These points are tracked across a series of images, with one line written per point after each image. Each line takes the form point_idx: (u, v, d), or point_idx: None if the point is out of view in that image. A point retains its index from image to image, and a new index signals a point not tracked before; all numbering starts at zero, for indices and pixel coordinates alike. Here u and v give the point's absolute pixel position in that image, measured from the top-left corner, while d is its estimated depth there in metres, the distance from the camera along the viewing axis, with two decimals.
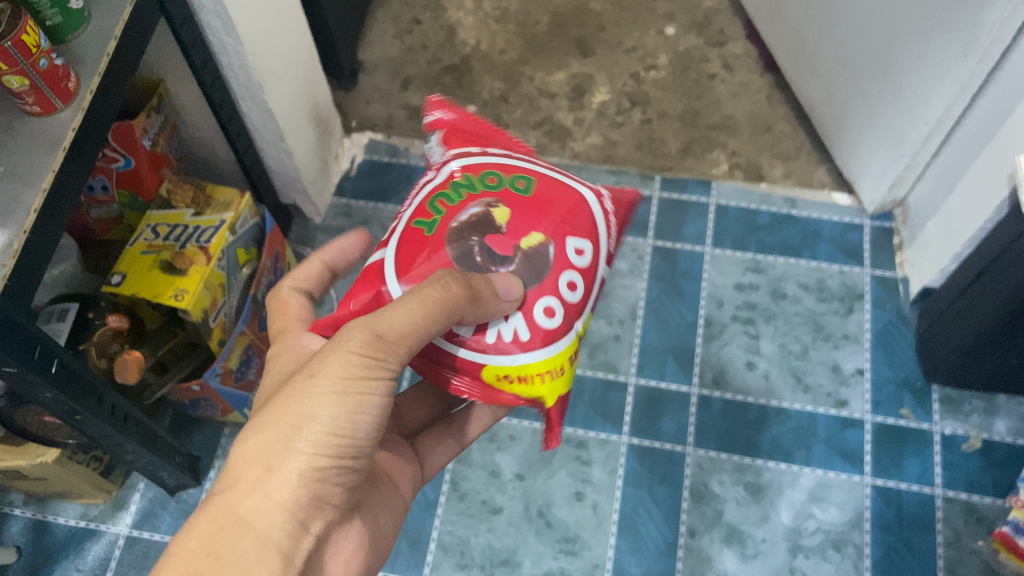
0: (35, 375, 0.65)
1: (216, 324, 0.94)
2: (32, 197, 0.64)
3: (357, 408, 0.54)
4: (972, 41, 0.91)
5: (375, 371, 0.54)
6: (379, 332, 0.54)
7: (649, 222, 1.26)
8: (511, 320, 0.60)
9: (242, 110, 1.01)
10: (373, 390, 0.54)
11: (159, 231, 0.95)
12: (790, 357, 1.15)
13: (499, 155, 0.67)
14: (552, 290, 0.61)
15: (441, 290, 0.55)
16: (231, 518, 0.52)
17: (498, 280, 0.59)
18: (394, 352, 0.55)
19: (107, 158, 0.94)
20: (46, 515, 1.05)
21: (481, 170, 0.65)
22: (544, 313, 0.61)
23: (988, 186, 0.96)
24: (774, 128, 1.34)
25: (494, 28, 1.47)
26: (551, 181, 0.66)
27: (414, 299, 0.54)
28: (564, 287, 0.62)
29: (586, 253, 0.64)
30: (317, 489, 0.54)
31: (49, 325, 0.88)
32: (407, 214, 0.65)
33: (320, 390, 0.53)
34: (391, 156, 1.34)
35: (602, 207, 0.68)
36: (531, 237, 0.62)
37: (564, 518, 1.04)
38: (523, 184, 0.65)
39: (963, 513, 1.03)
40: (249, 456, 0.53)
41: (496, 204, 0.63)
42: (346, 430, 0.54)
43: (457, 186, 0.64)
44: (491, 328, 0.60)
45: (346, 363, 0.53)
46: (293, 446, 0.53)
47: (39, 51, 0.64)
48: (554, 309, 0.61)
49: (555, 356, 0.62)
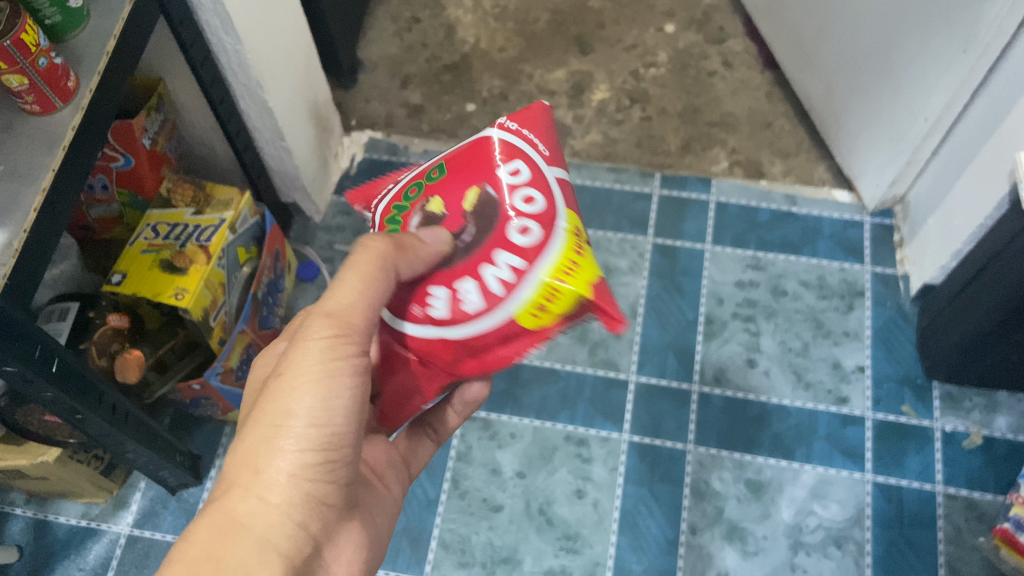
0: (35, 374, 0.65)
1: (216, 323, 0.94)
2: (31, 195, 0.64)
3: (331, 392, 0.55)
4: (972, 36, 0.91)
5: (340, 352, 0.55)
6: (329, 313, 0.56)
7: (650, 219, 1.26)
8: (500, 262, 0.58)
9: (241, 108, 1.01)
10: (342, 370, 0.55)
11: (159, 231, 0.95)
12: (790, 354, 1.15)
13: (408, 175, 0.69)
14: (512, 216, 0.59)
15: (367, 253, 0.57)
16: (229, 522, 0.52)
17: (427, 239, 0.59)
18: (352, 328, 0.57)
19: (107, 157, 0.94)
20: (46, 514, 1.05)
21: (402, 192, 0.67)
22: (520, 231, 0.59)
23: (988, 182, 0.96)
24: (773, 125, 1.34)
25: (493, 26, 1.47)
26: (455, 150, 0.67)
27: (351, 273, 0.57)
28: (518, 201, 0.60)
29: (521, 170, 0.61)
30: (309, 486, 0.54)
31: (49, 324, 0.88)
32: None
33: (292, 385, 0.54)
34: (391, 154, 1.34)
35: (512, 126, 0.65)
36: (468, 196, 0.61)
37: (565, 516, 1.04)
38: (437, 171, 0.65)
39: (964, 509, 1.03)
40: (237, 462, 0.54)
41: (424, 201, 0.64)
42: (325, 419, 0.54)
43: (391, 215, 0.66)
44: (492, 282, 0.58)
45: (309, 349, 0.55)
46: (277, 444, 0.53)
47: (37, 50, 0.64)
48: (525, 226, 0.59)
49: (558, 257, 0.58)
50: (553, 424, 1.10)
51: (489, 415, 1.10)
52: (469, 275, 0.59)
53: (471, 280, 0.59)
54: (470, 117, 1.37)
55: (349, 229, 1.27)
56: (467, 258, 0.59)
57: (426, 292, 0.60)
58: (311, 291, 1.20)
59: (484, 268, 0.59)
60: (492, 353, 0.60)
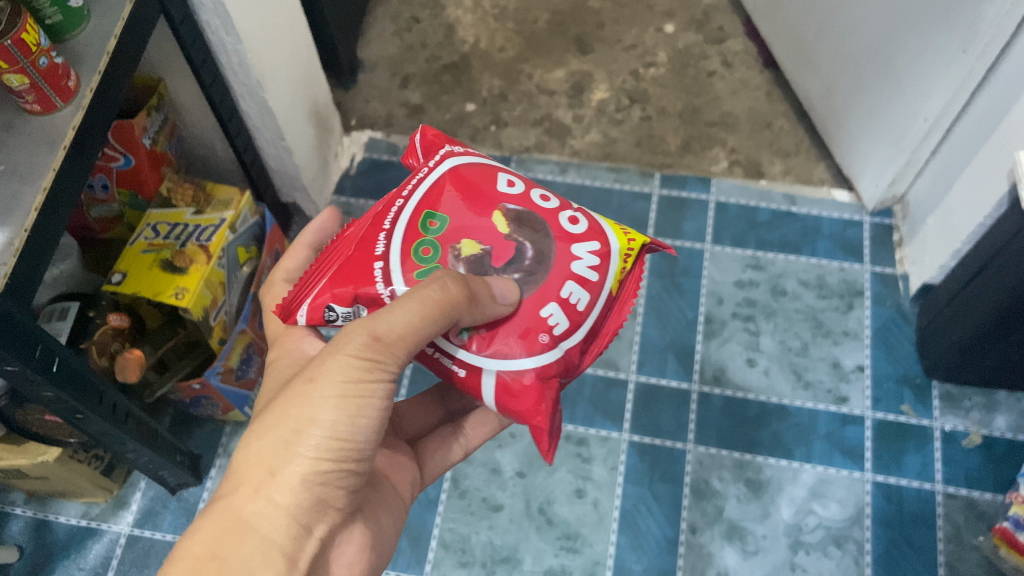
0: (36, 374, 0.65)
1: (216, 323, 0.94)
2: (32, 195, 0.64)
3: (357, 412, 0.54)
4: (971, 36, 0.91)
5: (375, 375, 0.54)
6: (377, 335, 0.54)
7: (649, 219, 1.26)
8: (581, 253, 0.63)
9: (241, 108, 1.01)
10: (372, 394, 0.54)
11: (159, 230, 0.95)
12: (790, 354, 1.15)
13: (383, 231, 0.62)
14: (558, 216, 0.65)
15: (438, 291, 0.55)
16: (235, 521, 0.52)
17: (498, 295, 0.59)
18: (392, 355, 0.54)
19: (108, 157, 0.94)
20: (47, 514, 1.05)
21: (409, 247, 0.61)
22: (574, 220, 0.65)
23: (987, 182, 0.96)
24: (773, 124, 1.34)
25: (493, 26, 1.47)
26: (422, 187, 0.65)
27: (412, 302, 0.55)
28: (542, 202, 0.65)
29: (513, 180, 0.67)
30: (319, 492, 0.54)
31: (50, 324, 0.87)
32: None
33: (321, 395, 0.53)
34: (391, 154, 1.34)
35: (453, 154, 0.69)
36: (498, 219, 0.63)
37: (564, 515, 1.04)
38: (436, 218, 0.63)
39: (964, 509, 1.03)
40: (250, 460, 0.54)
41: (457, 245, 0.62)
42: (347, 433, 0.54)
43: (418, 269, 0.60)
44: (588, 275, 0.63)
45: (345, 366, 0.54)
46: (294, 450, 0.53)
47: (39, 49, 0.64)
48: (569, 217, 0.65)
49: (613, 225, 0.69)
50: None
51: None
52: (570, 277, 0.62)
53: (572, 283, 0.62)
54: (470, 117, 1.37)
55: None
56: (554, 267, 0.62)
57: (542, 314, 0.61)
58: None
59: (575, 259, 0.63)
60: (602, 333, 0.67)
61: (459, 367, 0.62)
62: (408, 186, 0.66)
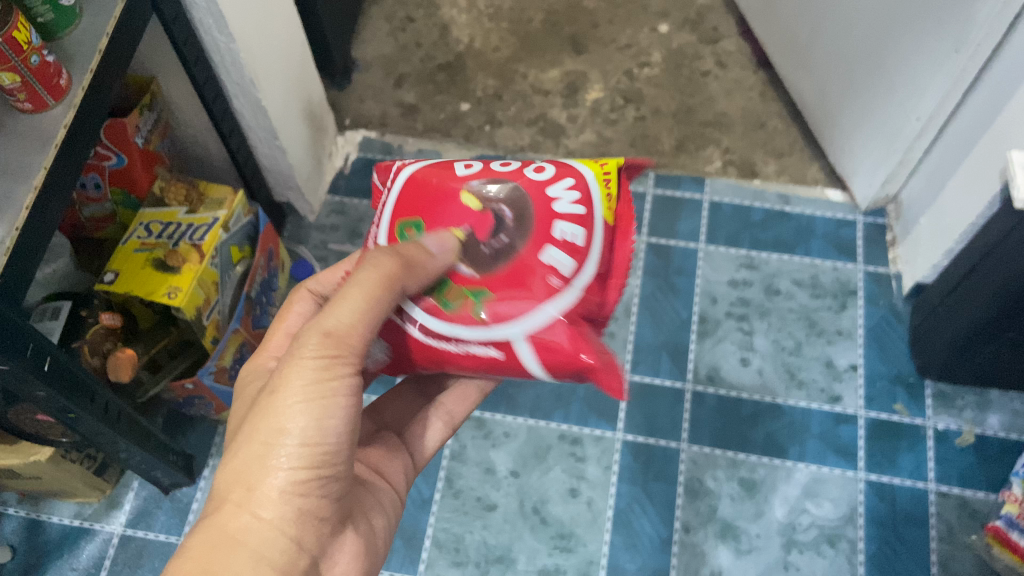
0: (28, 374, 0.64)
1: (209, 322, 0.94)
2: (23, 194, 0.64)
3: (324, 414, 0.54)
4: (964, 36, 0.91)
5: (335, 371, 0.55)
6: (327, 331, 0.55)
7: (643, 219, 1.26)
8: (557, 192, 0.61)
9: (234, 107, 1.01)
10: (337, 393, 0.54)
11: (152, 229, 0.95)
12: (783, 353, 1.15)
13: None
14: (522, 173, 0.63)
15: (372, 269, 0.56)
16: (222, 538, 0.53)
17: (435, 254, 0.58)
18: (348, 348, 0.55)
19: (100, 156, 0.93)
20: (39, 514, 1.05)
21: None
22: (539, 168, 0.63)
23: (980, 182, 0.96)
24: (767, 125, 1.34)
25: (487, 26, 1.47)
26: (391, 207, 0.65)
27: (351, 292, 0.55)
28: (506, 167, 0.64)
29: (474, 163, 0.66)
30: (302, 503, 0.54)
31: (41, 323, 0.85)
32: (426, 325, 0.60)
33: (285, 403, 0.53)
34: (385, 153, 1.33)
35: (412, 167, 0.67)
36: (468, 199, 0.62)
37: (559, 514, 1.04)
38: (411, 225, 0.63)
39: (956, 507, 1.03)
40: (229, 479, 0.54)
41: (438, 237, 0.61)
42: (318, 438, 0.54)
43: None
44: (575, 210, 0.61)
45: (305, 370, 0.54)
46: (269, 462, 0.53)
47: (30, 47, 0.64)
48: (534, 168, 0.64)
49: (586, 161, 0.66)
50: (547, 423, 1.10)
51: (483, 414, 1.10)
52: (555, 221, 0.60)
53: (561, 225, 0.60)
54: (464, 117, 1.37)
55: (343, 228, 1.26)
56: (537, 219, 0.60)
57: (543, 261, 0.59)
58: None
59: (554, 200, 0.61)
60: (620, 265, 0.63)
61: (488, 347, 0.59)
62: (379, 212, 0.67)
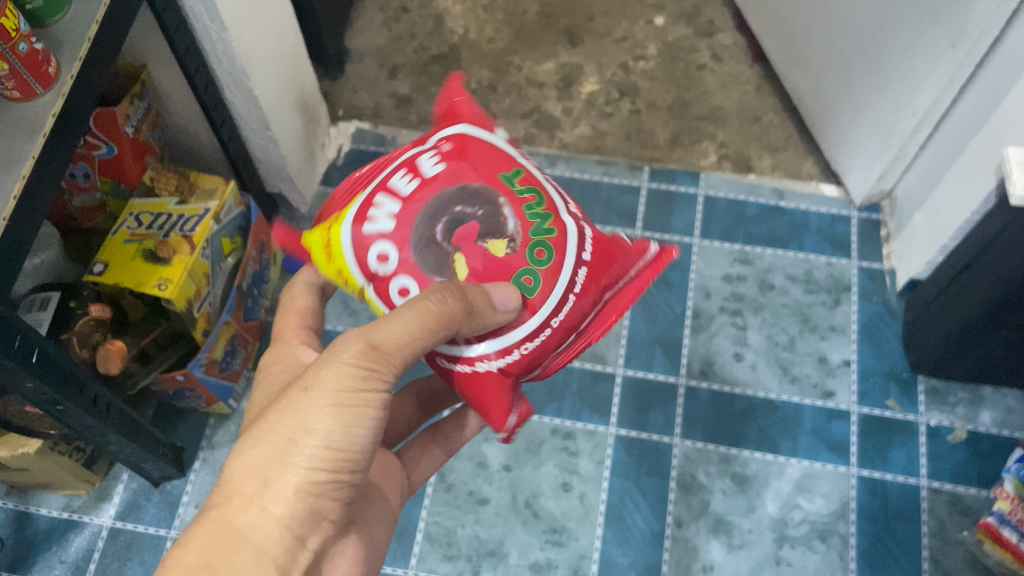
0: (16, 366, 0.64)
1: (200, 314, 0.93)
2: (12, 183, 0.63)
3: (353, 421, 0.54)
4: (961, 32, 0.91)
5: (370, 384, 0.54)
6: (374, 343, 0.54)
7: (638, 213, 1.25)
8: (381, 221, 0.63)
9: (226, 97, 0.99)
10: (368, 404, 0.54)
11: (142, 220, 0.94)
12: (776, 348, 1.15)
13: (574, 281, 0.63)
14: (400, 258, 0.62)
15: (435, 302, 0.56)
16: (228, 532, 0.52)
17: (498, 309, 0.59)
18: (388, 365, 0.55)
19: (89, 145, 0.92)
20: (28, 506, 1.04)
21: (558, 251, 0.63)
22: (379, 252, 0.62)
23: (975, 178, 0.96)
24: (762, 119, 1.34)
25: (482, 17, 1.46)
26: (529, 326, 0.62)
27: (410, 312, 0.56)
28: (401, 272, 0.62)
29: None
30: (313, 503, 0.54)
31: (29, 314, 0.84)
32: (560, 204, 0.67)
33: (315, 404, 0.53)
34: (378, 145, 1.32)
35: (471, 364, 0.63)
36: (461, 265, 0.62)
37: (551, 509, 1.04)
38: (526, 280, 0.62)
39: (948, 503, 1.04)
40: (244, 470, 0.53)
41: (515, 248, 0.62)
42: (342, 443, 0.54)
43: (549, 216, 0.64)
44: (381, 200, 0.64)
45: (341, 375, 0.53)
46: (289, 459, 0.53)
47: (18, 34, 0.63)
48: (380, 256, 0.62)
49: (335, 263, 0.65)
50: (540, 417, 1.09)
51: None
52: (402, 203, 0.63)
53: (401, 190, 0.64)
54: None
55: None
56: (420, 198, 0.63)
57: (440, 170, 0.64)
58: None
59: (394, 213, 0.63)
60: (362, 178, 0.70)
61: (517, 153, 0.70)
62: (539, 341, 0.63)
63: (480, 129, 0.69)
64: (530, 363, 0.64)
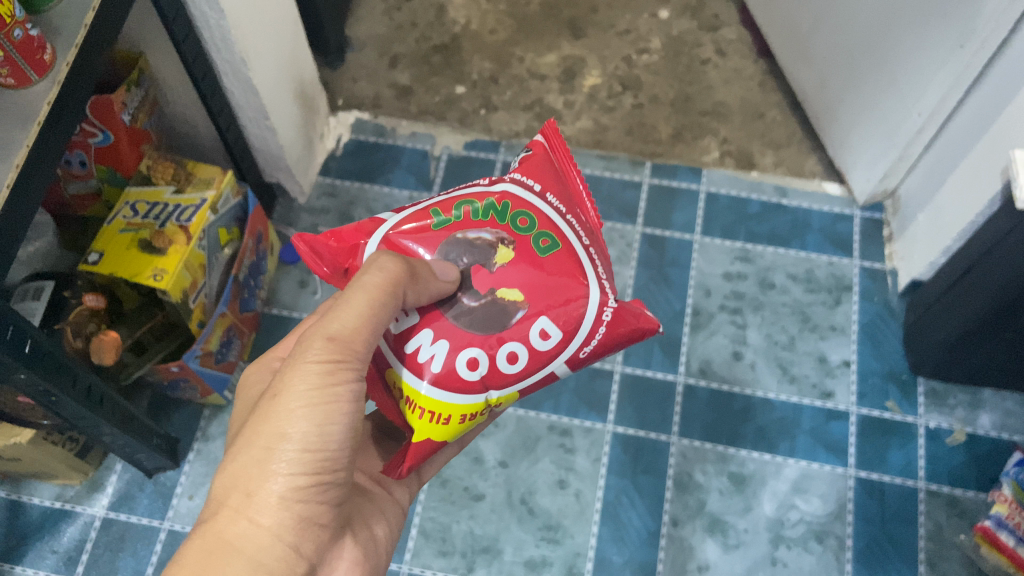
0: (8, 358, 0.63)
1: (197, 304, 0.93)
2: (5, 171, 0.62)
3: (327, 418, 0.53)
4: (969, 32, 0.90)
5: (339, 377, 0.54)
6: (332, 336, 0.54)
7: (639, 209, 1.24)
8: (429, 351, 0.59)
9: (224, 85, 0.98)
10: (339, 398, 0.54)
11: (138, 209, 0.92)
12: (776, 348, 1.14)
13: (553, 206, 0.63)
14: (484, 351, 0.59)
15: (376, 274, 0.56)
16: (220, 544, 0.52)
17: (439, 275, 0.59)
18: (353, 353, 0.55)
19: (85, 133, 0.91)
20: (20, 496, 1.03)
21: (520, 205, 0.62)
22: (464, 363, 0.59)
23: (980, 180, 0.95)
24: (765, 115, 1.33)
25: (484, 7, 1.44)
26: (582, 260, 0.62)
27: (357, 296, 0.55)
28: (502, 352, 0.59)
29: (549, 336, 0.60)
30: (300, 509, 0.53)
31: (23, 303, 0.84)
32: (477, 189, 0.64)
33: (287, 409, 0.53)
34: (378, 136, 1.31)
35: (601, 324, 0.61)
36: (510, 291, 0.60)
37: (546, 505, 1.04)
38: (548, 247, 0.61)
39: (945, 506, 1.03)
40: (227, 483, 0.53)
41: (512, 241, 0.60)
42: (319, 443, 0.53)
43: (492, 202, 0.62)
44: (417, 346, 0.60)
45: (308, 375, 0.53)
46: (269, 467, 0.53)
47: (13, 21, 0.61)
48: (468, 362, 0.59)
49: (450, 404, 0.60)
50: (537, 413, 1.09)
51: None
52: (431, 327, 0.60)
53: (420, 323, 0.60)
54: (459, 100, 1.35)
55: (334, 211, 1.24)
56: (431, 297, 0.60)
57: None
58: (293, 274, 1.19)
59: (434, 336, 0.59)
60: None
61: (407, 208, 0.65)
62: (596, 259, 0.63)
63: (375, 227, 0.63)
64: (609, 270, 0.64)
